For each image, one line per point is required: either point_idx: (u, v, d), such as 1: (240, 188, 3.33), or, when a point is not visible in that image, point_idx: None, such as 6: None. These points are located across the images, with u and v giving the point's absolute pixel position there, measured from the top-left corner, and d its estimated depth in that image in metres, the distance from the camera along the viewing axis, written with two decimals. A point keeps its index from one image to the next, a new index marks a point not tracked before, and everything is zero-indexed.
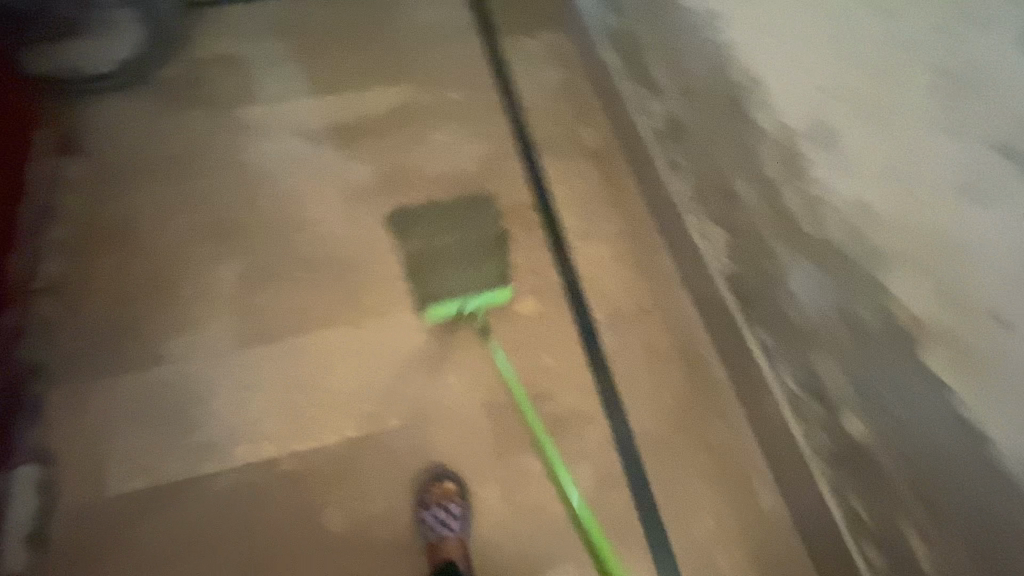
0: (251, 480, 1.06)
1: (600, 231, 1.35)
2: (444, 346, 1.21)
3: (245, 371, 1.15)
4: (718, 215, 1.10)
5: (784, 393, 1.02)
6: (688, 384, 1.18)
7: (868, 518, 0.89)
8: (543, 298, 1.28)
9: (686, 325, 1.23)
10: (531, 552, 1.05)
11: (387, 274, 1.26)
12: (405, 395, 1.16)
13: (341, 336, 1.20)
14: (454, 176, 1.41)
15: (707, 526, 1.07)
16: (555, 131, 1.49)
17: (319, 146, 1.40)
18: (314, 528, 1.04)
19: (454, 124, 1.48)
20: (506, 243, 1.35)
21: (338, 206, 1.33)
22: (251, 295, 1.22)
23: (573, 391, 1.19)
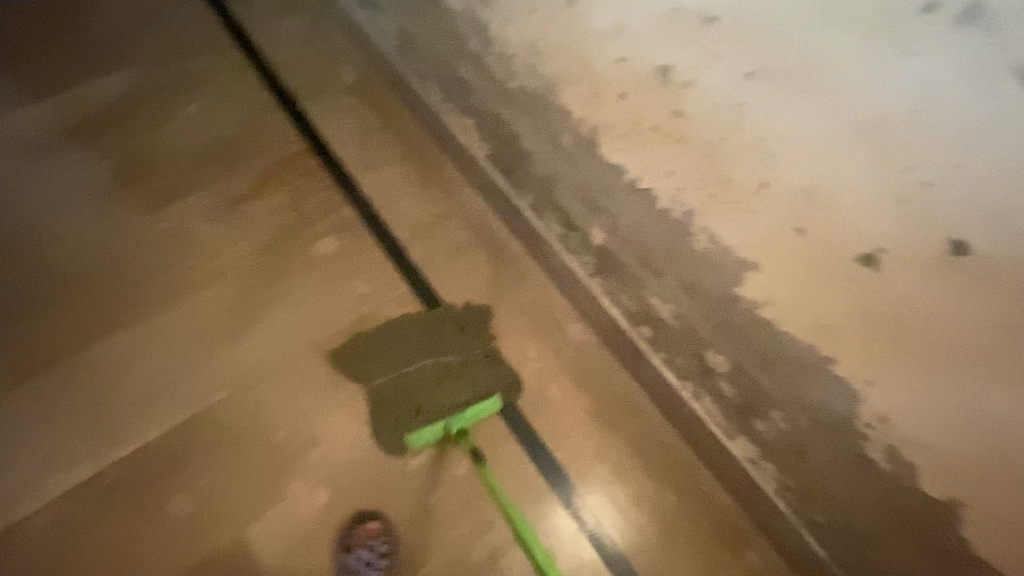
0: (77, 504, 0.98)
1: (381, 158, 1.36)
2: (249, 306, 1.16)
3: (32, 407, 1.05)
4: (461, 105, 1.21)
5: (554, 237, 1.13)
6: (493, 264, 1.25)
7: (633, 306, 1.01)
8: (343, 234, 1.26)
9: (480, 216, 1.29)
10: (389, 453, 1.06)
11: (172, 260, 1.20)
12: (222, 362, 1.11)
13: (135, 332, 1.12)
14: (215, 145, 1.34)
15: (534, 378, 1.15)
16: (313, 77, 1.45)
17: (58, 156, 1.30)
18: (162, 520, 0.98)
19: (205, 96, 1.41)
20: (292, 195, 1.29)
21: (94, 209, 1.24)
22: (24, 326, 1.12)
23: (394, 307, 1.20)
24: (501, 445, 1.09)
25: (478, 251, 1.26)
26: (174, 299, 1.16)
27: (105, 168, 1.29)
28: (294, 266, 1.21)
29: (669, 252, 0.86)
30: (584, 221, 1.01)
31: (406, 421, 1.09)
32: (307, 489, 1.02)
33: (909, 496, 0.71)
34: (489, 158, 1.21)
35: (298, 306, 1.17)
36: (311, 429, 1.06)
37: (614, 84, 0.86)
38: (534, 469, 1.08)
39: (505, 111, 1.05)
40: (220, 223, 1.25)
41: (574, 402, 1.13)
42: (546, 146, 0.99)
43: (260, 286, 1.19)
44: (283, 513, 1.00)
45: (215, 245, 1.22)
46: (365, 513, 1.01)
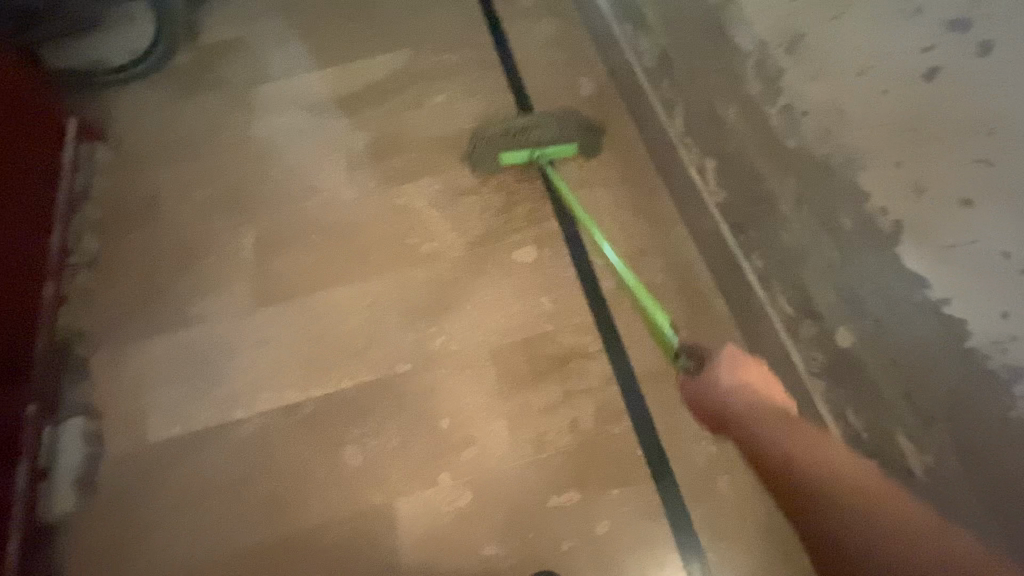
0: (274, 424, 1.14)
1: (598, 177, 1.32)
2: (445, 294, 1.23)
3: (264, 328, 1.24)
4: (707, 144, 1.10)
5: (779, 316, 0.97)
6: (689, 320, 1.14)
7: (865, 433, 0.82)
8: (543, 247, 1.26)
9: (686, 263, 1.19)
10: (535, 480, 1.04)
11: (395, 233, 1.32)
12: (411, 339, 1.19)
13: (351, 289, 1.27)
14: (451, 135, 1.44)
15: (703, 459, 1.03)
16: (552, 83, 1.47)
17: (329, 118, 1.51)
18: (332, 464, 1.09)
19: (453, 87, 1.51)
20: (507, 196, 1.33)
21: (345, 171, 1.42)
22: (274, 259, 1.32)
23: (574, 333, 1.17)
24: (650, 519, 1.00)
25: (675, 301, 1.16)
26: (386, 269, 1.28)
27: (362, 138, 1.47)
28: (492, 267, 1.25)
29: (952, 401, 0.70)
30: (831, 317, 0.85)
31: (558, 455, 1.06)
32: (454, 486, 1.05)
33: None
34: (722, 207, 1.09)
35: (486, 307, 1.21)
36: (470, 429, 1.10)
37: (969, 170, 0.73)
38: (680, 558, 0.97)
39: (764, 167, 0.92)
40: (440, 209, 1.34)
41: (744, 503, 0.99)
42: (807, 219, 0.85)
43: (459, 279, 1.25)
44: (430, 498, 1.05)
45: (431, 228, 1.32)
46: (548, 574, 0.97)
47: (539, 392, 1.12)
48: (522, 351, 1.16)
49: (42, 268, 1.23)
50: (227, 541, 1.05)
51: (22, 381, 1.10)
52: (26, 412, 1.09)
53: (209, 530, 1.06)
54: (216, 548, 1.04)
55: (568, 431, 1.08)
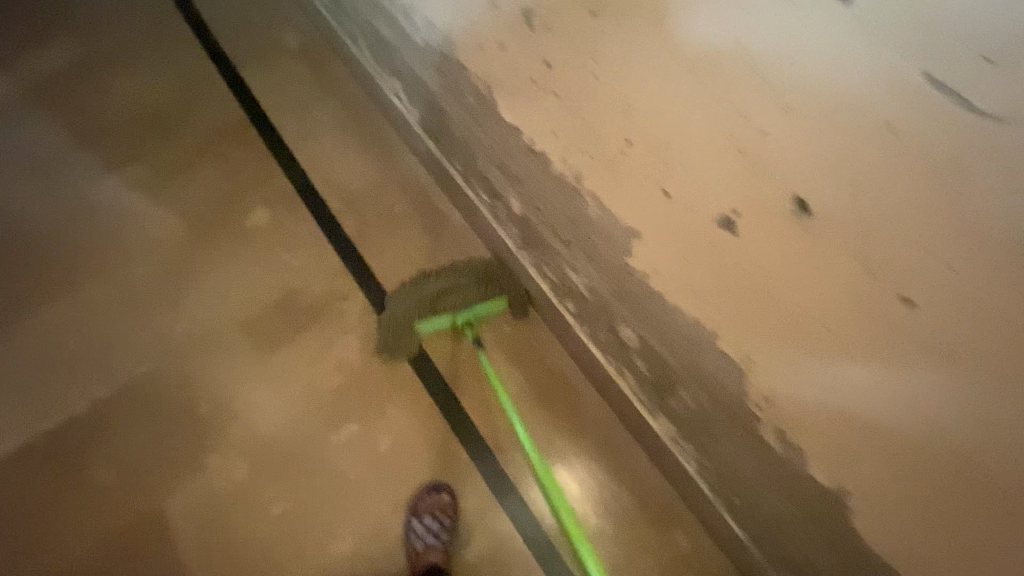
0: (13, 470, 1.02)
1: (319, 126, 1.30)
2: (182, 281, 1.16)
3: None
4: (392, 70, 1.13)
5: (487, 208, 1.08)
6: (431, 237, 1.20)
7: (558, 279, 0.97)
8: (275, 205, 1.22)
9: (419, 187, 1.24)
10: (311, 427, 1.05)
11: (114, 236, 1.21)
12: (153, 337, 1.11)
13: (73, 307, 1.15)
14: (155, 118, 1.32)
15: (465, 352, 1.11)
16: (253, 43, 1.40)
17: (9, 131, 1.33)
18: (86, 489, 1.00)
19: (148, 66, 1.39)
20: (227, 167, 1.26)
21: (39, 184, 1.26)
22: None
23: (323, 280, 1.16)
24: (424, 423, 1.06)
25: (414, 223, 1.21)
26: (107, 275, 1.17)
27: (54, 143, 1.31)
28: (226, 240, 1.19)
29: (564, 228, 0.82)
30: (504, 190, 0.96)
31: (330, 396, 1.07)
32: (227, 464, 1.01)
33: (800, 479, 0.62)
34: (423, 125, 1.13)
35: (228, 279, 1.16)
36: (233, 403, 1.06)
37: None
38: (460, 444, 1.05)
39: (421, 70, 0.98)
40: (159, 198, 1.24)
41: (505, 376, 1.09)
42: (460, 107, 0.93)
43: (192, 259, 1.18)
44: (202, 485, 1.00)
45: (150, 220, 1.22)
46: (435, 485, 1.02)
47: (301, 345, 1.11)
48: (273, 313, 1.13)
49: None
50: None
51: None
52: None
53: None
54: None
55: (335, 370, 1.09)
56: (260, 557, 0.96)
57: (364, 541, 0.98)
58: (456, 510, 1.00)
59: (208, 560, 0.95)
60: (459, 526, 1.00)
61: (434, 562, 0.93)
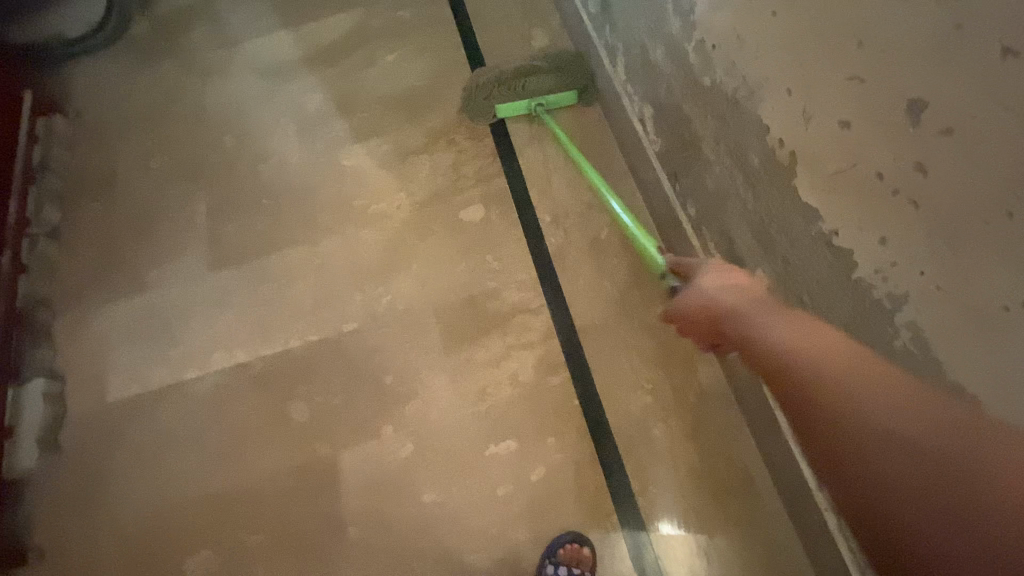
0: (225, 383, 1.15)
1: (547, 133, 1.30)
2: (394, 254, 1.23)
3: (215, 291, 1.25)
4: (648, 93, 1.06)
5: (711, 264, 0.97)
6: (633, 273, 1.15)
7: None
8: (490, 204, 1.25)
9: (633, 219, 1.18)
10: (476, 431, 1.06)
11: (346, 195, 1.31)
12: (359, 299, 1.20)
13: (299, 252, 1.26)
14: (404, 94, 1.42)
15: (640, 406, 1.04)
16: (504, 38, 1.43)
17: (284, 82, 1.50)
18: (278, 420, 1.11)
19: (405, 46, 1.48)
20: (456, 155, 1.31)
21: (297, 135, 1.41)
22: (225, 222, 1.32)
23: (518, 289, 1.17)
24: (582, 467, 1.02)
25: (619, 255, 1.17)
26: (333, 231, 1.28)
27: (315, 101, 1.45)
28: (439, 226, 1.24)
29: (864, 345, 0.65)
30: (749, 261, 0.85)
31: (499, 407, 1.08)
32: (396, 439, 1.07)
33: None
34: (664, 159, 1.06)
35: (433, 264, 1.21)
36: (412, 383, 1.11)
37: None
38: (613, 503, 0.99)
39: (690, 109, 0.90)
40: (391, 170, 1.32)
41: (679, 446, 1.01)
42: (727, 161, 0.83)
43: (405, 238, 1.24)
44: (372, 451, 1.07)
45: (379, 189, 1.31)
46: (577, 535, 0.96)
47: (484, 347, 1.13)
48: (465, 309, 1.16)
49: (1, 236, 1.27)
50: (178, 493, 1.08)
51: None
52: None
53: (163, 485, 1.09)
54: (168, 502, 1.08)
55: (508, 383, 1.09)
56: (407, 538, 1.00)
57: (500, 564, 0.97)
58: (593, 568, 0.94)
59: (366, 527, 1.02)
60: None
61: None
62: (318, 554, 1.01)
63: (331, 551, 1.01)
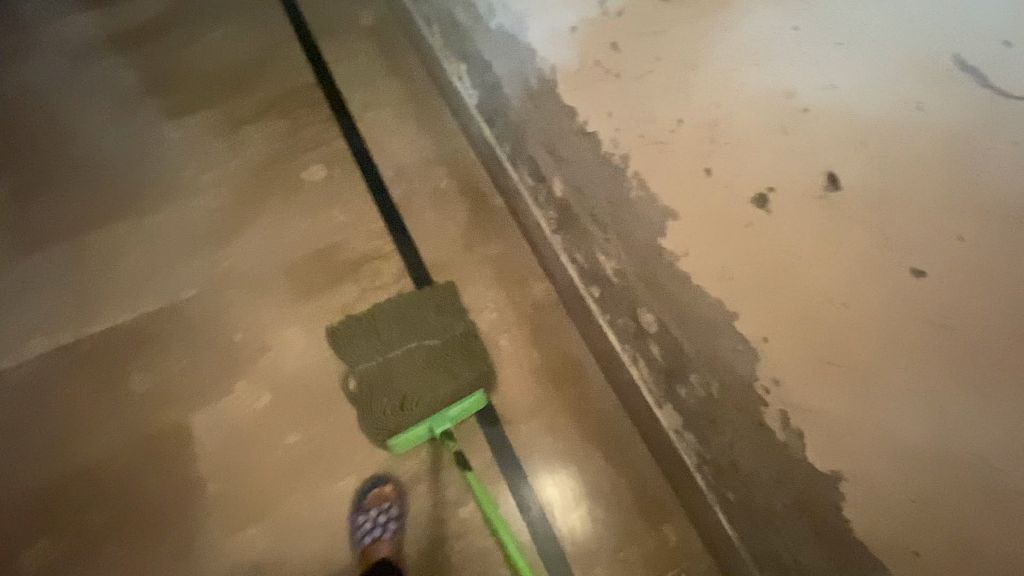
0: (52, 367, 1.07)
1: (382, 100, 1.40)
2: (234, 218, 1.22)
3: (30, 276, 1.15)
4: (459, 53, 1.21)
5: (527, 189, 1.14)
6: (470, 215, 1.28)
7: (585, 264, 1.01)
8: (332, 165, 1.31)
9: (467, 169, 1.32)
10: (336, 370, 1.10)
11: (176, 167, 1.27)
12: (197, 265, 1.17)
13: (126, 227, 1.20)
14: (233, 69, 1.42)
15: (487, 325, 1.17)
16: (334, 17, 1.50)
17: (92, 60, 1.41)
18: (118, 393, 1.05)
19: (230, 25, 1.48)
20: (294, 123, 1.35)
21: (114, 112, 1.34)
22: (35, 204, 1.22)
23: (365, 238, 1.24)
24: None
25: (457, 200, 1.29)
26: (162, 203, 1.23)
27: (131, 80, 1.39)
28: (280, 188, 1.27)
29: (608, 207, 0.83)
30: (549, 174, 1.01)
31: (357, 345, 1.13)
32: (254, 391, 1.07)
33: (796, 468, 0.66)
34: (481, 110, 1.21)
35: (276, 224, 1.22)
36: (265, 336, 1.12)
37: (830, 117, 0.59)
38: (471, 409, 1.10)
39: (489, 55, 1.06)
40: (224, 140, 1.31)
41: (523, 351, 1.15)
42: (519, 91, 1.00)
43: (245, 202, 1.24)
44: (227, 407, 1.05)
45: (213, 159, 1.29)
46: (387, 480, 1.02)
47: (337, 293, 1.18)
48: (315, 261, 1.20)
49: None
50: (3, 487, 0.98)
51: None
52: None
53: None
54: None
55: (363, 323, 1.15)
56: (271, 481, 1.01)
57: (370, 482, 1.02)
58: (404, 500, 1.01)
59: (227, 479, 1.00)
60: (406, 518, 1.00)
61: (383, 554, 0.94)
62: (175, 517, 0.97)
63: (189, 512, 0.98)
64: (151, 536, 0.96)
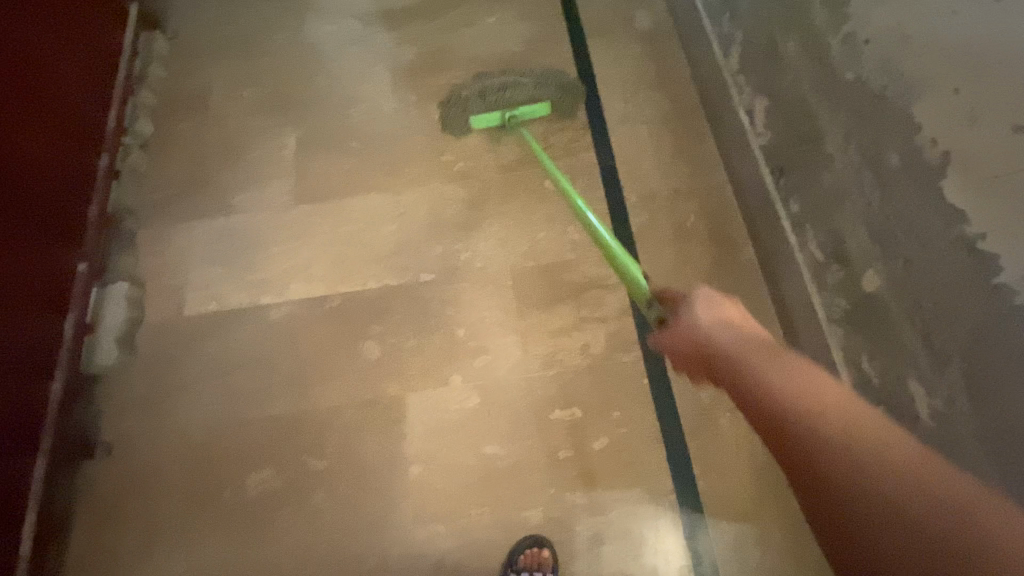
0: (301, 312, 1.18)
1: (641, 115, 1.30)
2: (475, 212, 1.24)
3: (298, 223, 1.27)
4: (764, 87, 1.05)
5: (808, 262, 0.95)
6: (714, 264, 1.14)
7: (873, 377, 0.84)
8: (578, 177, 1.26)
9: (721, 211, 1.18)
10: (541, 394, 1.08)
11: (434, 148, 1.32)
12: (436, 251, 1.21)
13: (381, 197, 1.28)
14: (500, 57, 1.41)
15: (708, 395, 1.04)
16: (608, 17, 1.42)
17: (378, 29, 1.50)
18: (351, 354, 1.14)
19: (504, 10, 1.47)
20: (548, 125, 1.32)
21: (389, 83, 1.42)
22: (312, 157, 1.35)
23: (596, 264, 1.18)
24: (646, 443, 1.03)
25: (703, 243, 1.16)
26: (416, 182, 1.29)
27: (407, 54, 1.45)
28: (524, 191, 1.25)
29: (972, 340, 0.70)
30: (859, 260, 0.86)
31: (565, 374, 1.09)
32: (462, 389, 1.09)
33: None
34: (769, 152, 1.03)
35: (514, 228, 1.22)
36: (482, 338, 1.13)
37: None
38: (672, 482, 1.00)
39: (817, 104, 0.94)
40: (481, 130, 1.33)
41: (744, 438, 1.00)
42: (855, 160, 0.86)
43: (490, 197, 1.25)
44: (437, 396, 1.09)
45: (468, 147, 1.31)
46: (539, 539, 0.97)
47: (556, 312, 1.14)
48: (542, 275, 1.17)
49: (100, 136, 1.27)
50: (242, 412, 1.11)
51: (75, 240, 1.16)
52: (78, 268, 1.15)
53: (231, 400, 1.12)
54: (234, 416, 1.11)
55: (578, 353, 1.10)
56: (464, 484, 1.03)
57: (553, 522, 0.99)
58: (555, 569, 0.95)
59: (425, 468, 1.05)
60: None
61: None
62: (377, 487, 1.04)
63: (390, 486, 1.04)
64: (354, 497, 1.03)
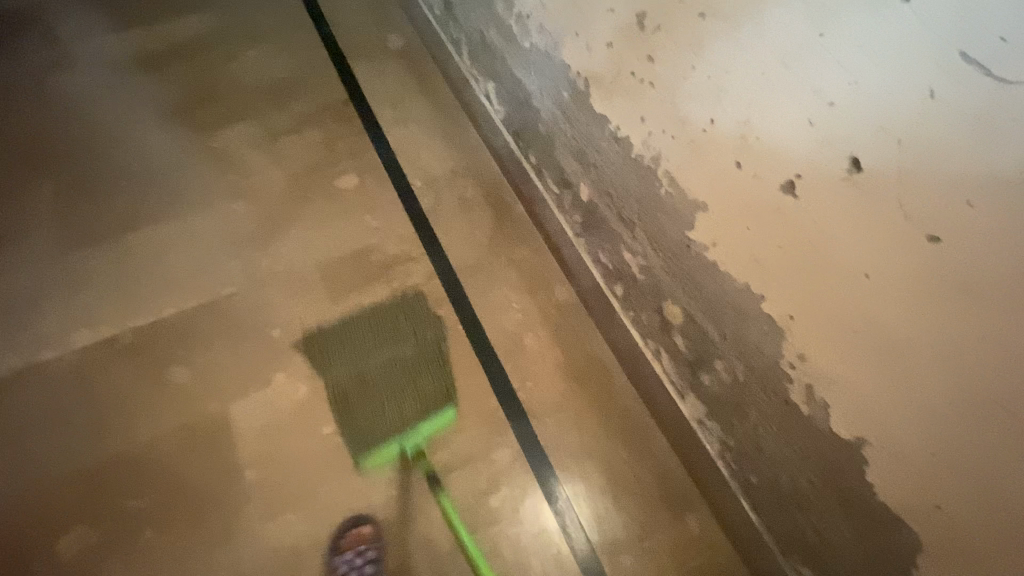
0: (92, 357, 1.10)
1: (410, 115, 1.47)
2: (269, 223, 1.28)
3: (72, 272, 1.20)
4: (489, 72, 1.29)
5: (551, 196, 1.21)
6: (495, 221, 1.33)
7: (611, 264, 1.08)
8: (364, 173, 1.38)
9: (491, 179, 1.39)
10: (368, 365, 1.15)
11: (216, 173, 1.34)
12: (235, 266, 1.22)
13: (165, 229, 1.26)
14: (269, 85, 1.49)
15: (512, 324, 1.21)
16: (365, 40, 1.59)
17: (135, 74, 1.48)
18: (160, 383, 1.09)
19: (266, 44, 1.56)
20: (327, 135, 1.43)
21: (155, 122, 1.41)
22: (76, 205, 1.28)
23: (396, 243, 1.30)
24: (469, 378, 1.15)
25: (481, 208, 1.35)
26: (202, 208, 1.29)
27: (171, 93, 1.46)
28: (315, 195, 1.33)
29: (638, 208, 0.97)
30: (576, 178, 1.11)
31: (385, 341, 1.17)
32: (289, 384, 1.11)
33: (825, 447, 0.77)
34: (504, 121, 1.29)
35: (312, 228, 1.29)
36: (299, 333, 1.16)
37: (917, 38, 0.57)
38: (498, 402, 1.13)
39: (520, 71, 1.18)
40: (262, 150, 1.39)
41: (547, 349, 1.18)
42: (552, 104, 1.12)
43: (282, 206, 1.31)
44: (263, 397, 1.09)
45: (252, 167, 1.36)
46: (357, 518, 1.01)
47: (367, 291, 1.23)
48: (347, 263, 1.25)
49: None
50: (38, 474, 1.01)
51: None
52: None
53: (21, 467, 1.01)
54: (28, 482, 1.00)
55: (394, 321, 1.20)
56: (306, 469, 1.04)
57: (401, 472, 1.06)
58: (380, 538, 1.00)
59: (263, 468, 1.04)
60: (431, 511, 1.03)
61: None
62: (212, 503, 1.00)
63: (228, 497, 1.01)
64: (188, 522, 0.98)
